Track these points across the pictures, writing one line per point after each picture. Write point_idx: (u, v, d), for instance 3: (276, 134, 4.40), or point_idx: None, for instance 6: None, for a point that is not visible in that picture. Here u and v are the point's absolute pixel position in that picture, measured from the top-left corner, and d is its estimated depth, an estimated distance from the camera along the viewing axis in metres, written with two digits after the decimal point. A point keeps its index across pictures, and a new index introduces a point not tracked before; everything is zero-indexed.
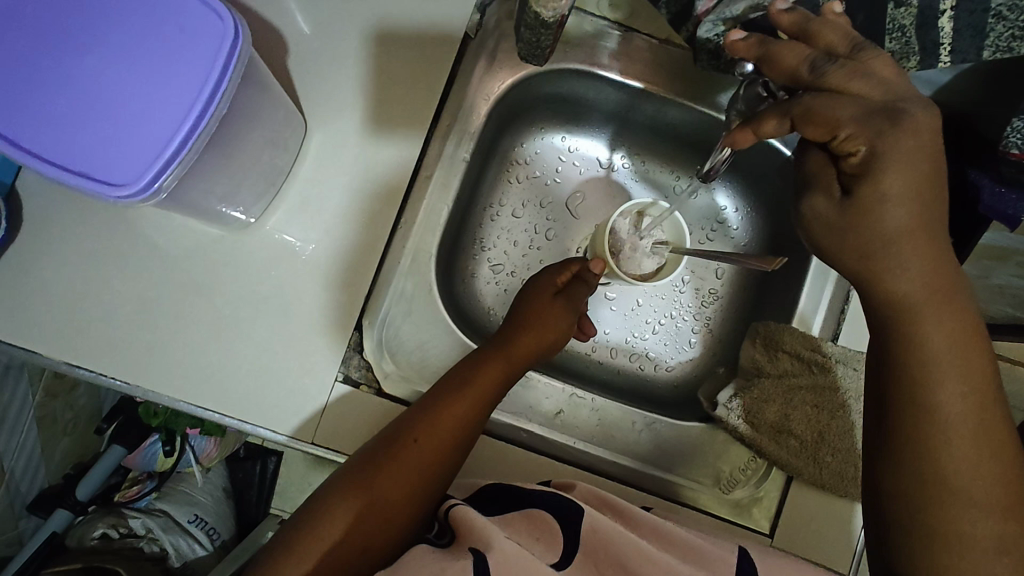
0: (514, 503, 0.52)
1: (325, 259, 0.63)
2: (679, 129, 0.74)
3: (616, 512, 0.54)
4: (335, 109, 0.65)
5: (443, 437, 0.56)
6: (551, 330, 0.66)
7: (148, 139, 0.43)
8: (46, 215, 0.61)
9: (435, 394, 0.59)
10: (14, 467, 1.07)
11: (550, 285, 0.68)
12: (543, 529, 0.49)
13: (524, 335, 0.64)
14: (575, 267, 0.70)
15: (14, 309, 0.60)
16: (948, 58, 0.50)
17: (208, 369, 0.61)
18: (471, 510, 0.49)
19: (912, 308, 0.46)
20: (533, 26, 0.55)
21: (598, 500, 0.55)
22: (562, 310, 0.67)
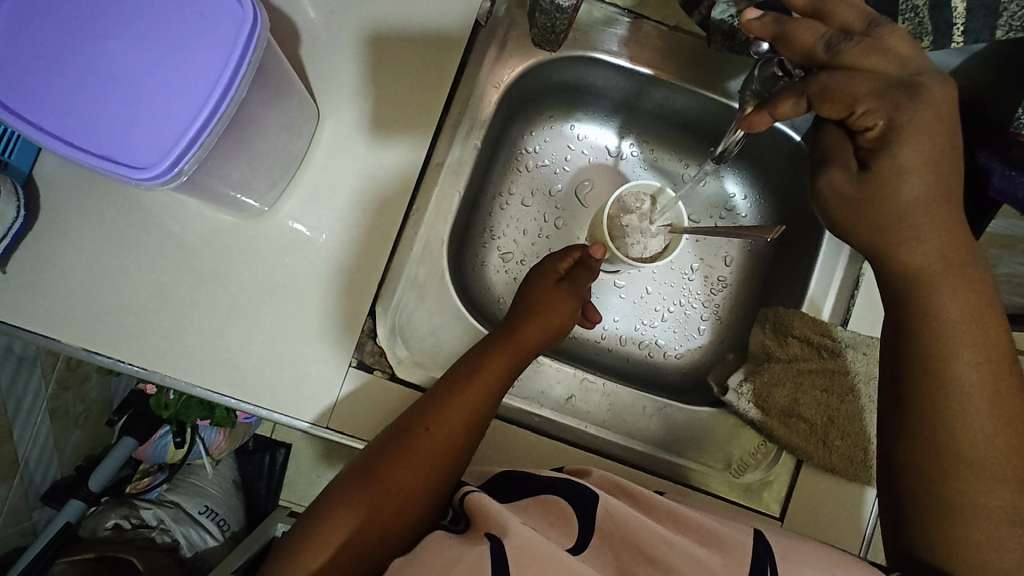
0: (529, 491, 0.52)
1: (339, 246, 0.64)
2: (688, 116, 0.75)
3: (632, 497, 0.54)
4: (347, 97, 0.65)
5: (454, 424, 0.57)
6: (556, 315, 0.66)
7: (169, 122, 0.43)
8: (63, 203, 0.61)
9: (447, 382, 0.59)
10: (28, 457, 1.08)
11: (553, 272, 0.69)
12: (558, 513, 0.50)
13: (530, 323, 0.64)
14: (576, 254, 0.70)
15: (33, 296, 0.61)
16: (961, 38, 0.51)
17: (224, 355, 0.62)
18: (487, 497, 0.49)
19: (924, 281, 0.46)
20: (549, 11, 0.55)
21: (614, 486, 0.55)
22: (566, 296, 0.67)
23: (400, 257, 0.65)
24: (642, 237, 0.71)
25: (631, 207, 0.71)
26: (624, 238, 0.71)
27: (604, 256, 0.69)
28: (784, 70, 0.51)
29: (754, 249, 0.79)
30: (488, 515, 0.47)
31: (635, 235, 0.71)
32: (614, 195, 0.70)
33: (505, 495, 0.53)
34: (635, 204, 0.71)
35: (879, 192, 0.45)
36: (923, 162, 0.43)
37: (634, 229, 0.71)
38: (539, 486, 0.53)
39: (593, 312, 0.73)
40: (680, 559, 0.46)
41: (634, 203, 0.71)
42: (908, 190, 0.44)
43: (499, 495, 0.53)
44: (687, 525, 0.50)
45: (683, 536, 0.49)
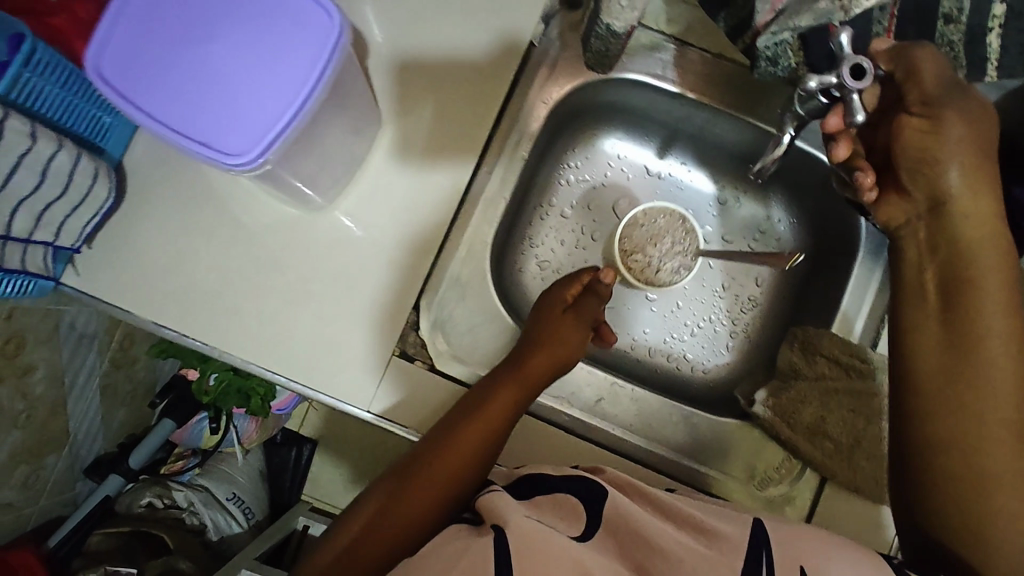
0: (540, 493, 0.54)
1: (391, 243, 0.68)
2: (726, 141, 0.78)
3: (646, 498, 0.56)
4: (409, 104, 0.70)
5: (467, 446, 0.58)
6: (563, 342, 0.66)
7: (256, 120, 0.48)
8: (146, 189, 0.67)
9: (454, 415, 0.61)
10: (78, 429, 1.14)
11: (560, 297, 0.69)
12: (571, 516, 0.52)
13: (540, 351, 0.65)
14: (585, 278, 0.70)
15: (113, 270, 0.66)
16: (994, 73, 0.54)
17: (278, 338, 0.67)
18: (497, 495, 0.52)
19: None
20: (604, 36, 0.60)
21: (628, 487, 0.57)
22: (573, 324, 0.67)
23: (445, 256, 0.69)
24: (646, 256, 0.79)
25: (648, 235, 0.79)
26: (628, 258, 0.79)
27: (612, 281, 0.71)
28: (841, 95, 0.52)
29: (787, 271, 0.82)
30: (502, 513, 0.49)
31: (642, 258, 0.79)
32: (628, 217, 0.78)
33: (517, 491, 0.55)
34: (655, 224, 0.79)
35: (925, 161, 0.52)
36: (964, 153, 0.51)
37: (646, 249, 0.79)
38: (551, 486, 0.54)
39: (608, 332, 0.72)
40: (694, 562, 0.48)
41: (657, 226, 0.79)
42: (958, 180, 0.51)
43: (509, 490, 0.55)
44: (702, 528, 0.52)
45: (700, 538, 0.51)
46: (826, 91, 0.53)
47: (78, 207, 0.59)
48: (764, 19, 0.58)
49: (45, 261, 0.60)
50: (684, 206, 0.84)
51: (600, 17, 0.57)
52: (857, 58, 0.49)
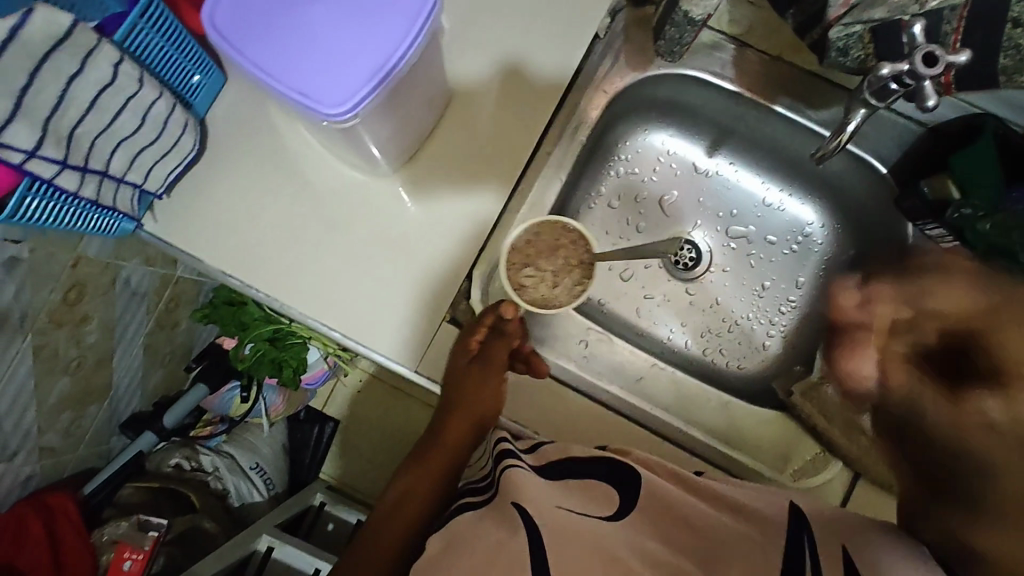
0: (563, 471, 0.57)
1: (449, 214, 0.71)
2: (778, 142, 0.79)
3: (680, 480, 0.59)
4: (478, 82, 0.73)
5: (395, 527, 0.60)
6: (480, 397, 0.67)
7: (354, 74, 0.51)
8: (225, 146, 0.71)
9: (387, 498, 0.63)
10: (119, 383, 1.18)
11: (461, 355, 0.67)
12: (602, 500, 0.55)
13: (460, 416, 0.67)
14: (490, 318, 0.66)
15: (188, 218, 0.70)
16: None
17: (337, 295, 0.70)
18: (522, 473, 0.53)
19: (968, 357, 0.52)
20: (681, 23, 0.64)
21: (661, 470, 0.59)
22: (483, 376, 0.67)
23: (499, 232, 0.72)
24: (539, 269, 0.69)
25: (544, 242, 0.70)
26: (518, 273, 0.69)
27: (514, 317, 0.66)
28: (912, 82, 0.55)
29: (826, 276, 0.83)
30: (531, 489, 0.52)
31: (534, 271, 0.70)
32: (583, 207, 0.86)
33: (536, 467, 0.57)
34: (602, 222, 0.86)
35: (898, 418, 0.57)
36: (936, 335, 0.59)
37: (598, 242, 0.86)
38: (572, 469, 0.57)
39: (539, 364, 0.68)
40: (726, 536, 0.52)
41: (551, 240, 0.70)
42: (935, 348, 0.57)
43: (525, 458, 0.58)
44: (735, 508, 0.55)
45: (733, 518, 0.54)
46: (898, 79, 0.56)
47: (167, 153, 0.63)
48: (836, 12, 0.63)
49: (131, 201, 0.64)
50: (729, 205, 0.87)
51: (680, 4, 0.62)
52: (929, 47, 0.53)
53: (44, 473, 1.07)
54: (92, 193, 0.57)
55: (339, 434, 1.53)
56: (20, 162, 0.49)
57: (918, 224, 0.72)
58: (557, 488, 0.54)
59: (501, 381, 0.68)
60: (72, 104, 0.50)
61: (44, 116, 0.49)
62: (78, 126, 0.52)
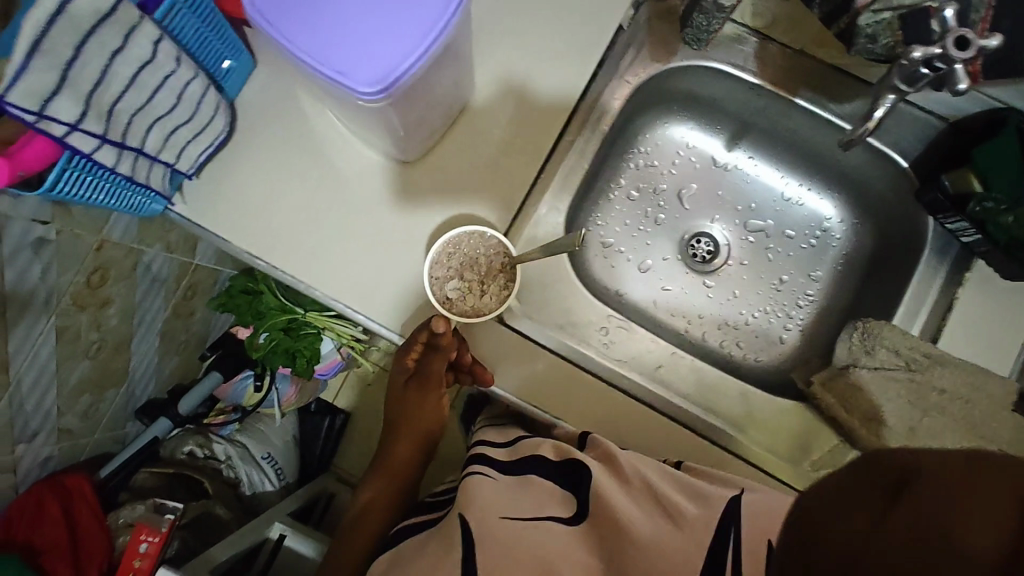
0: (524, 473, 0.68)
1: (489, 197, 0.72)
2: (798, 137, 0.80)
3: (648, 491, 0.62)
4: (503, 70, 0.73)
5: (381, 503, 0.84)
6: (422, 406, 0.84)
7: (390, 53, 0.52)
8: (253, 129, 0.72)
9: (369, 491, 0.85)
10: (137, 369, 1.20)
11: (401, 374, 0.84)
12: (557, 503, 0.65)
13: (405, 434, 0.86)
14: (423, 335, 0.69)
15: (218, 200, 0.71)
16: None
17: (362, 278, 0.71)
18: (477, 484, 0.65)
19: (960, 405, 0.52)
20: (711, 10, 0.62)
21: (634, 477, 0.63)
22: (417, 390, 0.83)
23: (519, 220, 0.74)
24: (464, 281, 0.71)
25: (465, 255, 0.71)
26: (443, 287, 0.71)
27: (446, 330, 0.67)
28: (943, 67, 0.56)
29: (845, 270, 0.84)
30: (482, 503, 0.62)
31: (460, 283, 0.71)
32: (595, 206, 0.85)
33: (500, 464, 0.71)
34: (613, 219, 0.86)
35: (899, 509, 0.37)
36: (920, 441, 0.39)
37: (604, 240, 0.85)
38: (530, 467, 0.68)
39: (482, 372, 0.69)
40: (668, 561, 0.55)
41: (470, 252, 0.71)
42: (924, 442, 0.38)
43: (495, 462, 0.71)
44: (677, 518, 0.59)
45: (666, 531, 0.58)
46: (929, 64, 0.57)
47: (199, 134, 0.65)
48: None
49: (163, 180, 0.65)
50: (747, 199, 0.87)
51: None
52: (961, 31, 0.54)
53: (62, 455, 1.08)
54: (127, 169, 0.59)
55: (349, 425, 1.54)
56: (63, 137, 0.50)
57: (938, 217, 0.71)
58: (514, 494, 0.65)
59: (440, 396, 0.84)
60: (114, 80, 0.51)
61: (87, 91, 0.50)
62: (118, 102, 0.53)
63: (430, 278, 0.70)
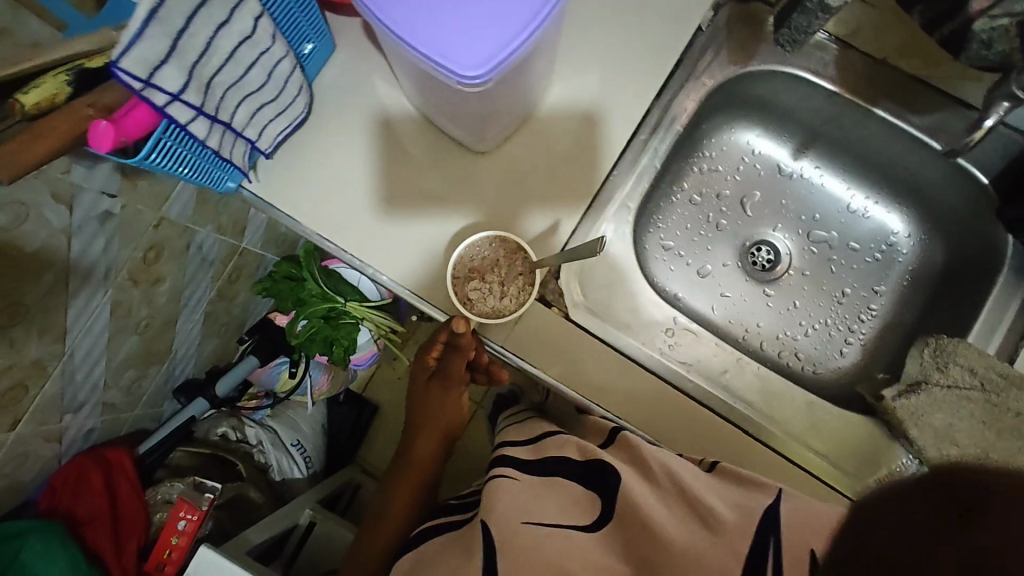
0: (550, 473, 0.66)
1: (517, 198, 0.72)
2: (870, 148, 0.79)
3: (676, 490, 0.60)
4: (580, 66, 0.73)
5: (400, 504, 0.79)
6: (444, 403, 0.80)
7: (491, 37, 0.52)
8: (329, 113, 0.73)
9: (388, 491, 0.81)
10: (179, 348, 1.20)
11: (423, 369, 0.80)
12: (584, 510, 0.62)
13: (428, 432, 0.81)
14: (449, 336, 0.72)
15: (291, 180, 0.72)
16: None
17: (430, 265, 0.71)
18: (501, 485, 0.62)
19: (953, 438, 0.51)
20: (812, 9, 0.55)
21: (659, 470, 0.62)
22: (437, 387, 0.79)
23: (525, 215, 0.72)
24: (484, 283, 0.69)
25: (483, 255, 0.69)
26: (463, 288, 0.69)
27: (466, 330, 0.68)
28: None
29: (911, 286, 0.82)
30: (504, 500, 0.60)
31: (480, 283, 0.70)
32: (655, 210, 0.84)
33: (523, 462, 0.68)
34: (672, 226, 0.86)
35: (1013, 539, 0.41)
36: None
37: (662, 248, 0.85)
38: (550, 470, 0.66)
39: (497, 372, 0.80)
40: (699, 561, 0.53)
41: (488, 254, 0.70)
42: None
43: (521, 460, 0.68)
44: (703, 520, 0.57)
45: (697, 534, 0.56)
46: None
47: (281, 113, 0.65)
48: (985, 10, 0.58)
49: (243, 157, 0.66)
50: (812, 209, 0.86)
51: None
52: None
53: (103, 429, 1.09)
54: (215, 143, 0.59)
55: (377, 417, 1.54)
56: (163, 106, 0.51)
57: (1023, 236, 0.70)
58: (539, 495, 0.62)
59: (462, 391, 0.80)
60: (216, 53, 0.52)
61: (191, 62, 0.50)
62: (216, 75, 0.53)
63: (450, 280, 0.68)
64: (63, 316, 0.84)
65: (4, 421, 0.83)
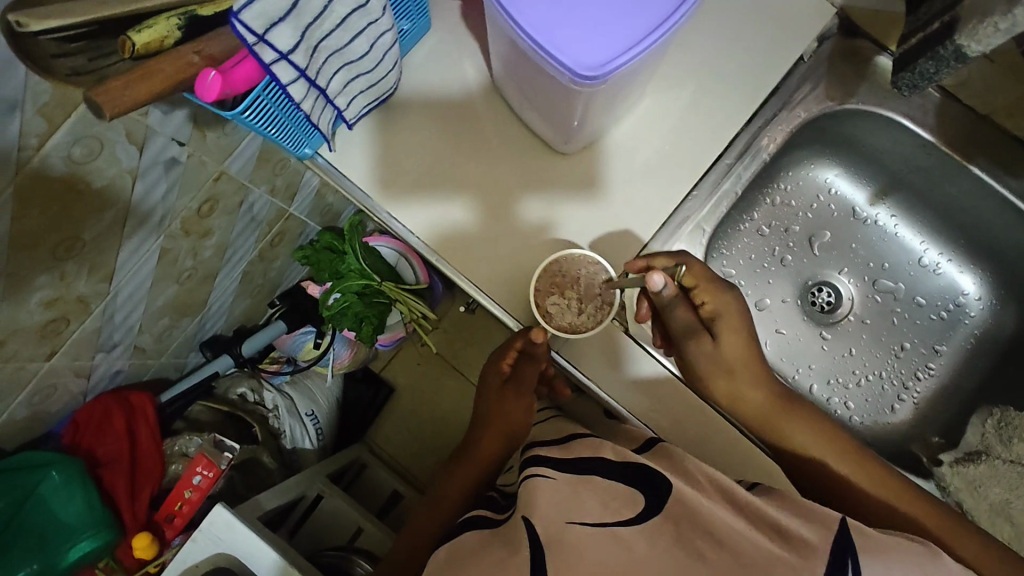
0: (586, 472, 0.56)
1: (515, 184, 0.71)
2: (955, 204, 0.77)
3: (719, 491, 0.53)
4: (675, 81, 0.72)
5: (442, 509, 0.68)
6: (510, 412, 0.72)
7: (608, 42, 0.50)
8: (416, 93, 0.72)
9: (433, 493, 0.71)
10: (214, 303, 1.20)
11: (497, 374, 0.73)
12: (625, 503, 0.52)
13: (489, 435, 0.72)
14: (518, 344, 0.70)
15: (369, 155, 0.71)
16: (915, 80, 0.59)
17: (497, 261, 0.70)
18: (538, 485, 0.53)
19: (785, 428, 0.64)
20: (945, 58, 0.53)
21: (703, 478, 0.54)
22: (509, 395, 0.72)
23: (518, 206, 0.71)
24: (564, 297, 0.67)
25: (565, 269, 0.68)
26: (544, 300, 0.67)
27: (544, 341, 0.65)
28: None
29: (974, 350, 0.80)
30: (543, 499, 0.51)
31: (559, 298, 0.68)
32: (723, 237, 0.82)
33: (557, 462, 0.58)
34: (737, 256, 0.84)
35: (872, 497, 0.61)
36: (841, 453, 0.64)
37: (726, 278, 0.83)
38: (588, 468, 0.57)
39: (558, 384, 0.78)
40: (757, 554, 0.45)
41: (572, 271, 0.68)
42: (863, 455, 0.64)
43: (552, 460, 0.58)
44: (777, 527, 0.48)
45: (769, 538, 0.47)
46: None
47: (372, 86, 0.64)
48: None
49: (327, 124, 0.65)
50: (882, 257, 0.84)
51: (954, 36, 0.51)
52: None
53: (130, 372, 1.08)
54: (307, 107, 0.59)
55: (392, 401, 1.53)
56: (270, 63, 0.50)
57: None
58: (577, 495, 0.52)
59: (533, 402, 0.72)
60: (330, 17, 0.51)
61: (305, 23, 0.49)
62: (325, 39, 0.53)
63: (534, 290, 0.67)
64: (114, 257, 0.81)
65: (42, 352, 0.82)
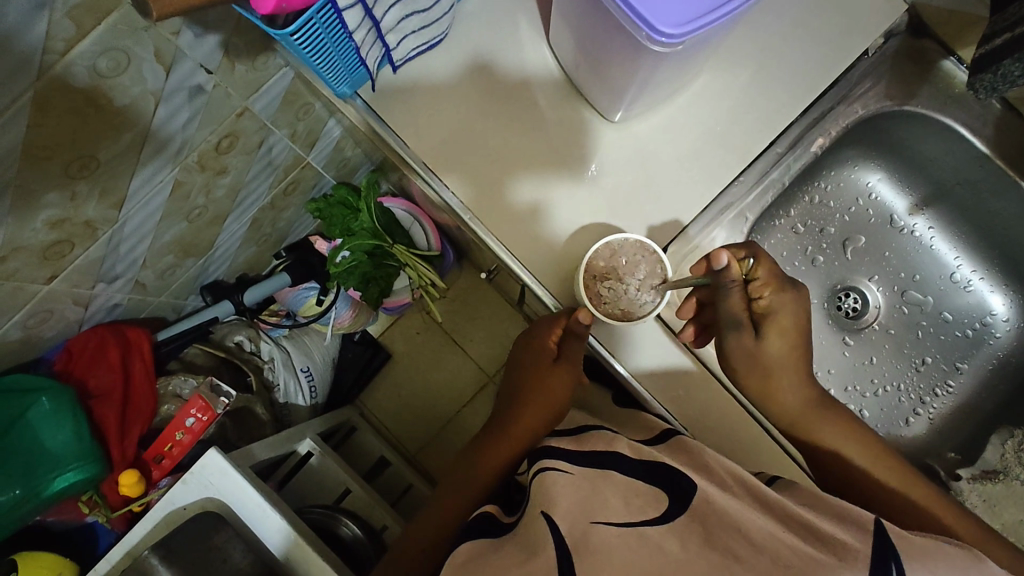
0: (602, 465, 0.55)
1: (531, 148, 0.68)
2: (997, 220, 0.75)
3: (742, 485, 0.52)
4: (735, 60, 0.69)
5: (467, 487, 0.65)
6: (552, 395, 0.68)
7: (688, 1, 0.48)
8: (465, 43, 0.69)
9: (460, 471, 0.68)
10: (222, 246, 1.16)
11: (544, 355, 0.70)
12: (647, 502, 0.51)
13: (525, 415, 0.68)
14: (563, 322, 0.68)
15: (410, 104, 0.68)
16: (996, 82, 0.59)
17: (534, 227, 0.67)
18: (555, 480, 0.53)
19: (808, 418, 0.64)
20: None
21: (725, 475, 0.53)
22: (560, 373, 0.68)
23: (523, 178, 0.68)
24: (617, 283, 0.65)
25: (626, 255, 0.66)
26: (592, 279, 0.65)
27: (589, 324, 0.63)
28: None
29: (994, 372, 0.80)
30: (564, 499, 0.50)
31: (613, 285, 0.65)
32: (759, 230, 0.80)
33: (571, 454, 0.57)
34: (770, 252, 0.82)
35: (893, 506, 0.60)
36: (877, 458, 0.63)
37: None
38: (606, 460, 0.55)
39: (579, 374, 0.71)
40: (792, 554, 0.43)
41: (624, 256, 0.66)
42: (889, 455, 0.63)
43: (566, 451, 0.57)
44: (811, 526, 0.47)
45: (804, 540, 0.45)
46: None
47: (424, 27, 0.61)
48: None
49: (373, 61, 0.62)
50: (913, 269, 0.83)
51: None
52: None
53: (129, 307, 1.04)
54: (358, 39, 0.56)
55: (388, 366, 1.50)
56: None
57: None
58: (599, 491, 0.51)
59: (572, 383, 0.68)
60: None
61: None
62: None
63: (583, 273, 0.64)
64: (125, 184, 0.77)
65: (41, 275, 0.78)
